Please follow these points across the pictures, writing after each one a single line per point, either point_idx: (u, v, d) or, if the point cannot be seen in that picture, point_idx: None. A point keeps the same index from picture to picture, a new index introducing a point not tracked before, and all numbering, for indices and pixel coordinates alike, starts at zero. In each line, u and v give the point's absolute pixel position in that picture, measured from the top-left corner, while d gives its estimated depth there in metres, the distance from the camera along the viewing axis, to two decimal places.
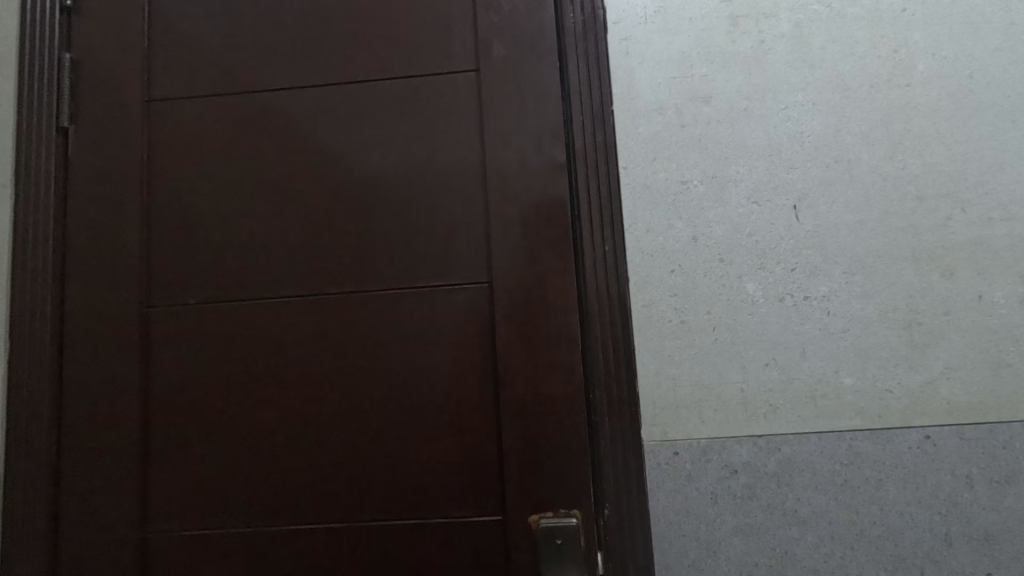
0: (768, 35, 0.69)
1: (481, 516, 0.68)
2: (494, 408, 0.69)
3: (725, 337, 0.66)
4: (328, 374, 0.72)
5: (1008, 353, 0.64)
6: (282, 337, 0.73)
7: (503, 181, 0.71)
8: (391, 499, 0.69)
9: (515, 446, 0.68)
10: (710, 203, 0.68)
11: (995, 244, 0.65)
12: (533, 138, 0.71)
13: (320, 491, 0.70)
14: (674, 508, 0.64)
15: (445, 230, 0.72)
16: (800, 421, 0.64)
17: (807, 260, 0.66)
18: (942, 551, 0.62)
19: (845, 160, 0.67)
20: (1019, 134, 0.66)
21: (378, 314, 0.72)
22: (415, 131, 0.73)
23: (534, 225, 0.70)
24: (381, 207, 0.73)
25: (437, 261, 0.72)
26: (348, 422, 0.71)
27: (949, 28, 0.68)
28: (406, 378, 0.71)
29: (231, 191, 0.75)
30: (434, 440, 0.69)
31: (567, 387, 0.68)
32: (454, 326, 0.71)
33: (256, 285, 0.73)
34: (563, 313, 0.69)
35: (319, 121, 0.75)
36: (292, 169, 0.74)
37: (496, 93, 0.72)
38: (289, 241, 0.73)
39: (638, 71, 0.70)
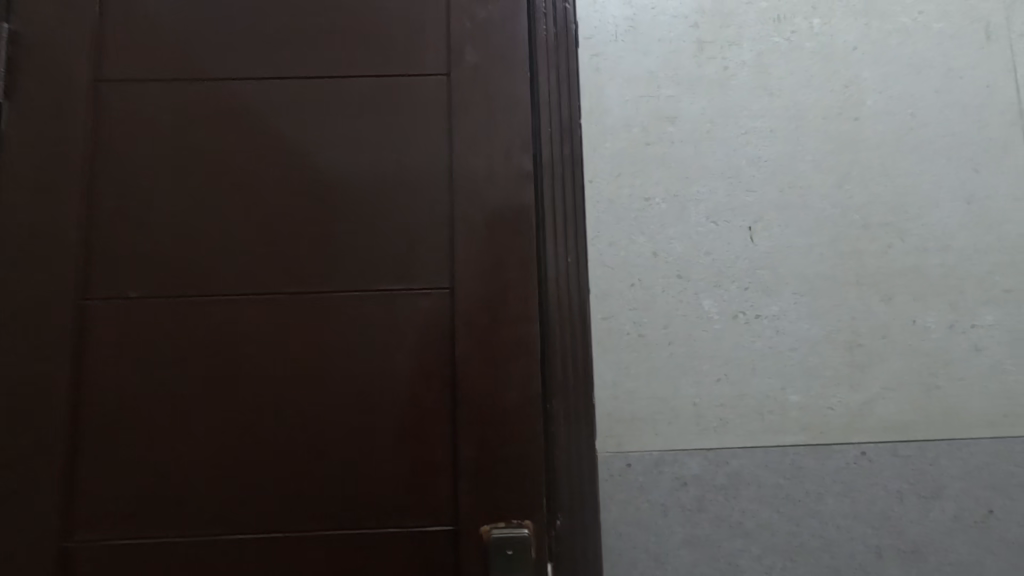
0: (731, 61, 0.72)
1: (431, 526, 0.67)
2: (450, 416, 0.68)
3: (681, 351, 0.68)
4: (278, 377, 0.69)
5: (938, 375, 0.68)
6: (230, 336, 0.69)
7: (471, 188, 0.71)
8: (340, 508, 0.67)
9: (471, 455, 0.67)
10: (671, 221, 0.70)
11: (929, 273, 0.69)
12: (501, 147, 0.71)
13: (263, 499, 0.67)
14: (625, 519, 0.65)
15: (408, 234, 0.71)
16: (749, 436, 0.66)
17: (760, 280, 0.69)
18: (873, 562, 0.65)
19: (798, 186, 0.70)
20: (953, 171, 0.71)
21: (335, 316, 0.70)
22: (383, 132, 0.72)
23: (499, 233, 0.70)
24: (343, 207, 0.71)
25: (400, 264, 0.70)
26: (298, 427, 0.68)
27: (895, 69, 0.73)
28: (361, 383, 0.69)
29: (183, 182, 0.71)
30: (388, 447, 0.68)
31: (525, 396, 0.68)
32: (414, 332, 0.69)
33: (204, 280, 0.70)
34: (525, 323, 0.69)
35: (281, 114, 0.72)
36: (250, 162, 0.71)
37: (466, 100, 0.72)
38: (243, 237, 0.71)
39: (607, 87, 0.72)
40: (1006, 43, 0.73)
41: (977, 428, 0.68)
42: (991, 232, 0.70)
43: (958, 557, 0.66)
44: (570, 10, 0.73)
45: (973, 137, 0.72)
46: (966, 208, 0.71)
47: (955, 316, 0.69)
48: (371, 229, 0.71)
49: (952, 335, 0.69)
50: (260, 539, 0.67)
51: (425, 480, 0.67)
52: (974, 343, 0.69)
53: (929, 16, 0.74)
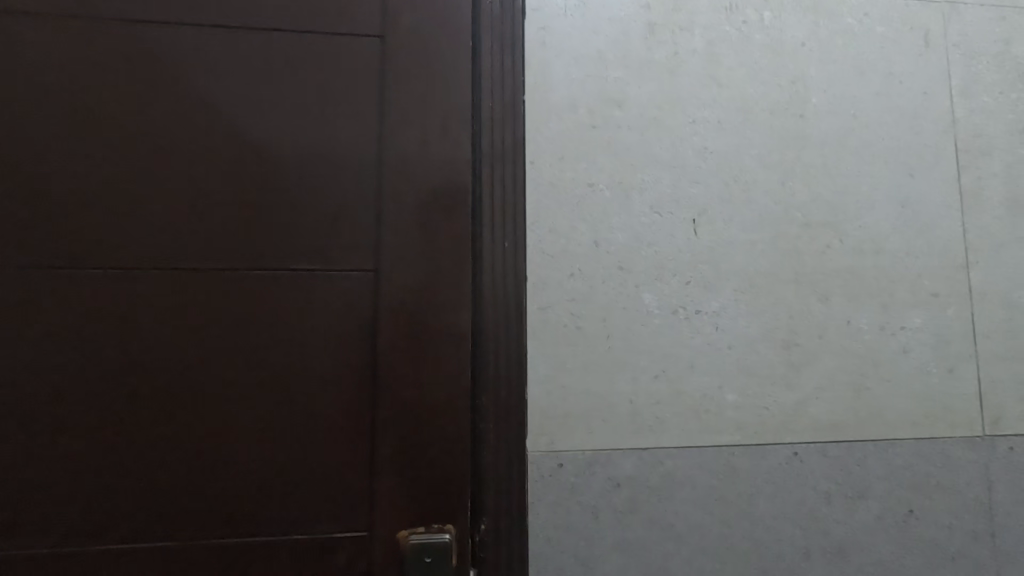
0: (682, 47, 0.70)
1: (343, 533, 0.60)
2: (368, 412, 0.62)
3: (619, 346, 0.64)
4: (170, 365, 0.60)
5: (868, 376, 0.68)
6: (114, 317, 0.60)
7: (403, 164, 0.65)
8: (239, 513, 0.60)
9: (391, 455, 0.61)
10: (615, 209, 0.66)
11: (864, 274, 0.70)
12: (438, 121, 0.66)
13: (148, 503, 0.59)
14: (555, 523, 0.61)
15: (329, 209, 0.64)
16: (684, 435, 0.64)
17: (702, 274, 0.67)
18: (801, 563, 0.65)
19: (743, 181, 0.69)
20: (889, 175, 0.72)
21: (242, 298, 0.62)
22: (306, 96, 0.64)
23: (431, 214, 0.65)
24: (257, 177, 0.63)
25: (320, 244, 0.63)
26: (193, 422, 0.60)
27: (840, 69, 0.72)
28: (269, 374, 0.61)
29: (63, 136, 0.61)
30: (297, 445, 0.61)
31: (452, 391, 0.63)
32: (333, 318, 0.63)
33: (83, 251, 0.60)
34: (457, 312, 0.64)
35: (184, 66, 0.63)
36: (147, 119, 0.62)
37: (402, 67, 0.66)
38: (136, 204, 0.61)
39: (553, 64, 0.67)
40: (941, 52, 0.75)
41: (902, 430, 0.68)
42: (922, 236, 0.71)
43: (880, 557, 0.66)
44: None
45: (909, 142, 0.73)
46: (900, 212, 0.71)
47: (886, 318, 0.69)
48: (288, 203, 0.63)
49: (882, 336, 0.69)
50: (143, 549, 0.58)
51: (338, 481, 0.61)
52: (903, 346, 0.69)
53: (873, 18, 0.74)
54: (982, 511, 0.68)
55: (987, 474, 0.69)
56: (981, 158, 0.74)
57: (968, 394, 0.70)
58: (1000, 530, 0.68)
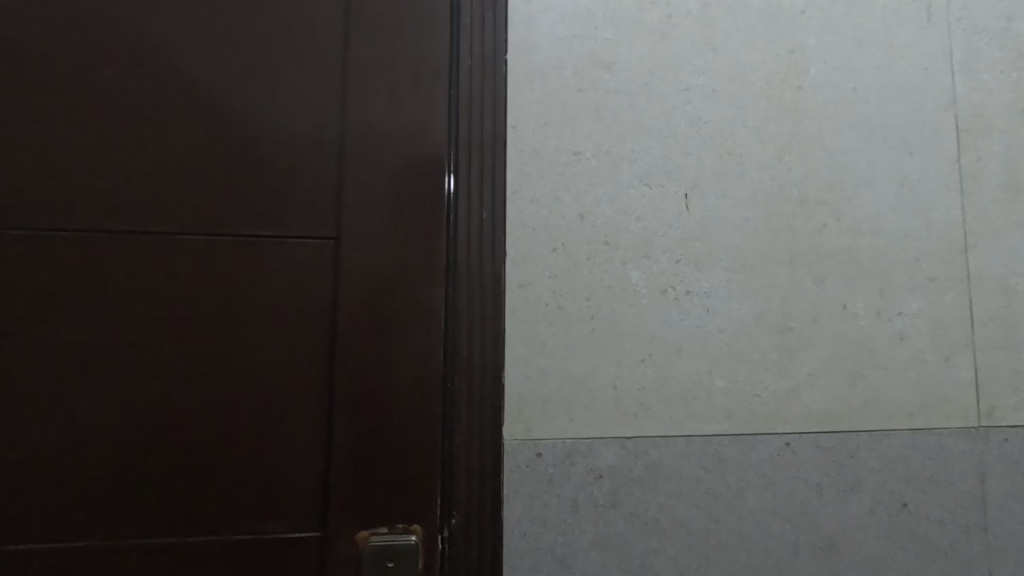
0: (675, 9, 0.65)
1: (295, 528, 0.55)
2: (325, 394, 0.56)
3: (604, 327, 0.60)
4: (99, 341, 0.53)
5: (863, 363, 0.65)
6: (36, 286, 0.53)
7: (370, 123, 0.59)
8: (179, 507, 0.54)
9: (349, 442, 0.56)
10: (601, 180, 0.61)
11: (861, 256, 0.66)
12: (407, 74, 0.60)
13: (73, 497, 0.52)
14: (531, 517, 0.57)
15: (282, 169, 0.57)
16: (671, 424, 0.60)
17: (693, 252, 0.62)
18: (790, 560, 0.61)
19: (737, 154, 0.64)
20: (887, 152, 0.68)
21: (187, 267, 0.55)
22: (263, 43, 0.58)
23: (396, 176, 0.59)
24: (201, 129, 0.56)
25: (271, 206, 0.57)
26: (126, 404, 0.53)
27: (840, 39, 0.68)
28: (215, 352, 0.55)
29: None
30: (246, 431, 0.55)
31: (418, 373, 0.57)
32: (288, 292, 0.57)
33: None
34: (426, 286, 0.58)
35: (117, 4, 0.56)
36: (78, 62, 0.55)
37: (371, 17, 0.60)
38: (64, 156, 0.54)
39: (537, 21, 0.62)
40: (943, 26, 0.71)
41: (896, 420, 0.65)
42: (919, 217, 0.68)
43: (870, 553, 0.63)
44: None
45: (909, 119, 0.69)
46: (898, 193, 0.68)
47: (882, 302, 0.66)
48: (239, 161, 0.57)
49: (878, 322, 0.66)
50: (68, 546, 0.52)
51: (293, 471, 0.55)
52: (899, 332, 0.66)
53: None
54: (976, 505, 0.66)
55: (980, 467, 0.66)
56: (980, 138, 0.71)
57: (963, 383, 0.67)
58: (992, 524, 0.66)
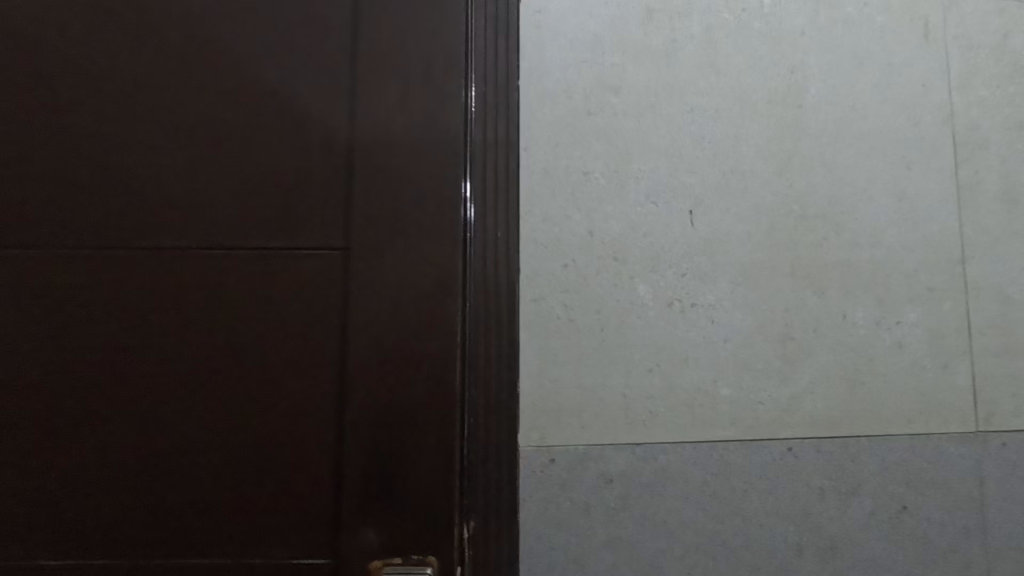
0: (679, 34, 0.68)
1: (312, 521, 0.59)
2: (338, 397, 0.60)
3: (613, 338, 0.63)
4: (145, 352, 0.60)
5: (863, 371, 0.67)
6: (99, 305, 0.60)
7: (384, 149, 0.63)
8: (214, 504, 0.59)
9: (361, 443, 0.60)
10: (609, 198, 0.64)
11: (860, 267, 0.69)
12: (410, 95, 0.63)
13: (130, 494, 0.59)
14: (545, 520, 0.60)
15: (294, 187, 0.62)
16: (678, 431, 0.63)
17: (698, 266, 0.65)
18: (794, 560, 0.64)
19: (740, 171, 0.67)
20: (886, 167, 0.71)
21: (222, 286, 0.61)
22: (287, 80, 0.63)
23: (398, 191, 0.62)
24: (222, 156, 0.62)
25: (286, 222, 0.62)
26: (174, 411, 0.60)
27: (839, 59, 0.71)
28: (243, 361, 0.60)
29: (55, 125, 0.62)
30: (267, 432, 0.60)
31: (424, 378, 0.61)
32: (311, 308, 0.61)
33: (61, 238, 0.61)
34: (439, 301, 0.62)
35: (152, 49, 0.63)
36: (132, 105, 0.63)
37: (376, 42, 0.64)
38: (113, 187, 0.62)
39: (548, 47, 0.65)
40: (941, 43, 0.74)
41: (896, 425, 0.68)
42: (917, 229, 0.70)
43: (871, 554, 0.66)
44: None
45: (908, 134, 0.72)
46: (896, 206, 0.70)
47: (882, 312, 0.69)
48: (265, 188, 0.62)
49: (878, 331, 0.68)
50: (125, 538, 0.59)
51: (321, 475, 0.60)
52: (897, 340, 0.69)
53: (874, 8, 0.73)
54: (974, 507, 0.68)
55: (978, 470, 0.69)
56: (977, 152, 0.73)
57: (962, 389, 0.69)
58: (992, 526, 0.68)
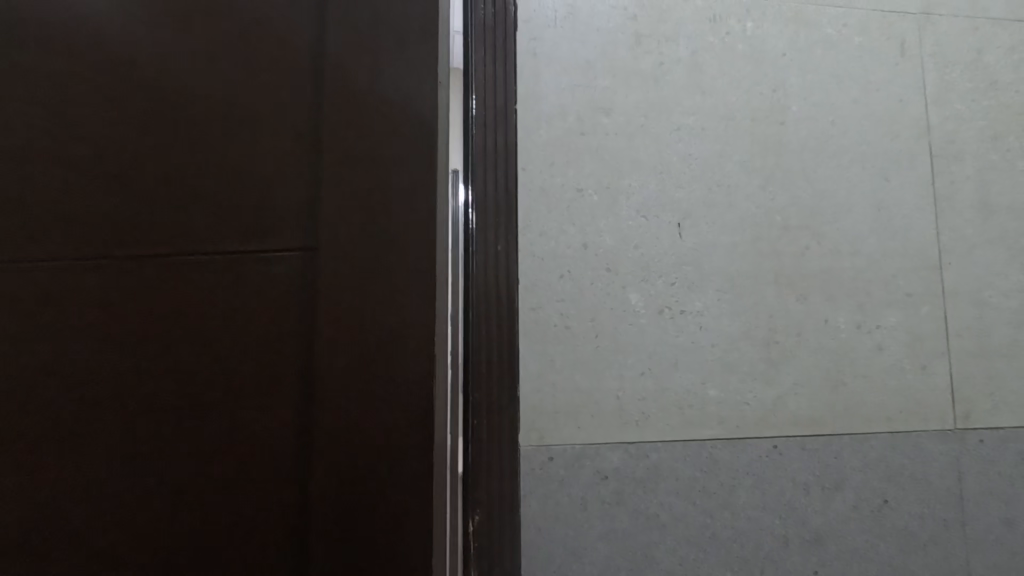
0: (667, 57, 0.72)
1: (286, 544, 0.55)
2: (312, 411, 0.56)
3: (606, 344, 0.67)
4: (112, 367, 0.57)
5: (845, 373, 0.71)
6: (71, 315, 0.57)
7: (362, 150, 0.59)
8: (183, 530, 0.55)
9: (337, 460, 0.55)
10: (602, 213, 0.69)
11: (841, 274, 0.73)
12: (385, 87, 0.60)
13: (98, 519, 0.55)
14: (545, 514, 0.64)
15: (263, 187, 0.59)
16: (668, 430, 0.67)
17: (686, 275, 0.69)
18: (780, 551, 0.68)
19: (725, 186, 0.71)
20: (865, 179, 0.75)
21: (190, 298, 0.58)
22: (264, 80, 0.61)
23: (373, 187, 0.59)
24: (187, 156, 0.59)
25: (255, 224, 0.59)
26: (147, 427, 0.56)
27: (819, 78, 0.75)
28: (212, 373, 0.57)
29: (25, 129, 0.60)
30: (239, 449, 0.56)
31: (405, 389, 0.57)
32: (285, 319, 0.58)
33: (28, 248, 0.59)
34: (425, 310, 0.58)
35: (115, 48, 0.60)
36: (99, 108, 0.60)
37: (348, 32, 0.60)
38: (77, 194, 0.59)
39: (543, 73, 0.70)
40: (916, 61, 0.78)
41: (876, 423, 0.71)
42: (896, 238, 0.74)
43: (854, 545, 0.69)
44: None
45: (885, 148, 0.76)
46: (875, 217, 0.74)
47: (862, 317, 0.72)
48: (236, 193, 0.59)
49: (859, 334, 0.72)
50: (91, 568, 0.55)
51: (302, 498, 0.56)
52: (877, 343, 0.72)
53: (852, 29, 0.77)
54: (953, 501, 0.72)
55: (957, 466, 0.72)
56: (953, 163, 0.77)
57: (941, 389, 0.73)
58: (970, 519, 0.72)
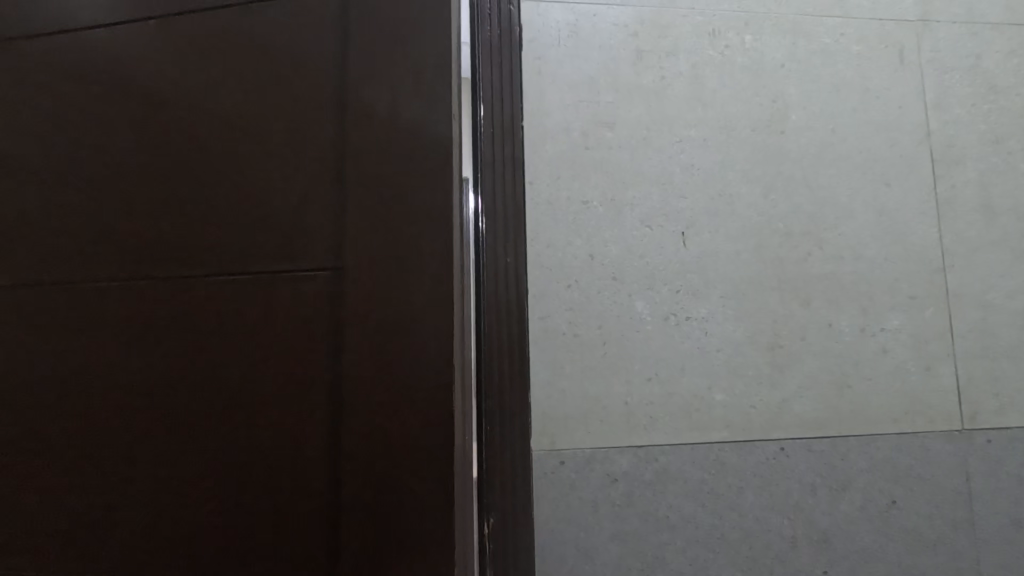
0: (668, 71, 0.75)
1: (319, 535, 0.60)
2: (340, 413, 0.61)
3: (614, 351, 0.69)
4: (166, 376, 0.63)
5: (850, 375, 0.73)
6: (130, 329, 0.64)
7: (379, 170, 0.64)
8: (229, 521, 0.61)
9: (364, 457, 0.60)
10: (607, 224, 0.71)
11: (843, 278, 0.74)
12: (400, 111, 0.64)
13: (157, 510, 0.62)
14: (556, 516, 0.66)
15: (291, 208, 0.64)
16: (676, 434, 0.69)
17: (691, 283, 0.71)
18: (789, 551, 0.69)
19: (727, 195, 0.73)
20: (866, 184, 0.76)
21: (231, 311, 0.63)
22: (288, 111, 0.65)
23: (390, 205, 0.63)
24: (224, 182, 0.65)
25: (285, 243, 0.64)
26: (197, 428, 0.62)
27: (818, 87, 0.77)
28: (251, 379, 0.62)
29: (86, 163, 0.67)
30: (276, 449, 0.61)
31: (426, 393, 0.61)
32: (313, 329, 0.63)
33: (91, 269, 0.66)
34: (442, 321, 0.62)
35: (160, 87, 0.67)
36: (148, 143, 0.66)
37: (364, 61, 0.65)
38: (130, 220, 0.65)
39: (548, 90, 0.72)
40: (915, 67, 0.79)
41: (882, 424, 0.73)
42: (898, 242, 0.76)
43: (863, 545, 0.71)
44: (515, 12, 0.73)
45: (886, 153, 0.77)
46: (877, 222, 0.76)
47: (866, 320, 0.74)
48: (266, 214, 0.64)
49: (862, 337, 0.74)
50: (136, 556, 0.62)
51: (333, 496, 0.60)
52: (881, 346, 0.74)
53: (850, 38, 0.79)
54: (961, 501, 0.72)
55: (965, 467, 0.73)
56: (954, 167, 0.78)
57: (946, 390, 0.74)
58: (979, 518, 0.72)
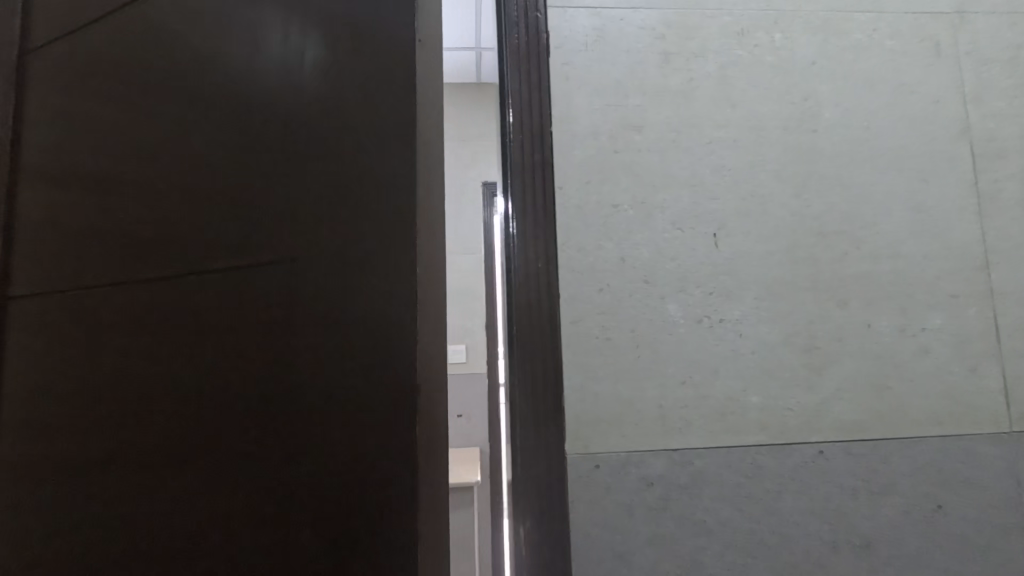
0: (696, 73, 0.74)
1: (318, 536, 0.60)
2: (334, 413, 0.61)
3: (646, 354, 0.69)
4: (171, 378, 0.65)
5: (890, 377, 0.71)
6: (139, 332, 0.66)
7: (365, 167, 0.64)
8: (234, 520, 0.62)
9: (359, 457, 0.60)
10: (638, 227, 0.71)
11: (881, 278, 0.73)
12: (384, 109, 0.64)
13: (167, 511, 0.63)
14: (592, 519, 0.66)
15: (281, 208, 0.64)
16: (711, 437, 0.68)
17: (723, 285, 0.71)
18: (830, 556, 0.68)
19: (759, 195, 0.73)
20: (903, 181, 0.75)
21: (227, 312, 0.64)
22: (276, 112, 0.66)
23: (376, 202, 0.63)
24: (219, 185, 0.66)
25: (276, 241, 0.64)
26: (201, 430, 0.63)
27: (850, 83, 0.76)
28: (246, 380, 0.63)
29: (100, 175, 0.70)
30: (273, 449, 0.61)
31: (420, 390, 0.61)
32: (302, 327, 0.62)
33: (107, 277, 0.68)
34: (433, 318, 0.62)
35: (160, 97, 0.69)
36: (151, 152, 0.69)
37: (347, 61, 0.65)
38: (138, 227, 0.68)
39: (576, 95, 0.73)
40: (952, 60, 0.77)
41: (925, 427, 0.71)
42: (938, 239, 0.74)
43: (907, 551, 0.69)
44: (541, 19, 0.74)
45: (923, 149, 0.75)
46: (916, 219, 0.74)
47: (906, 320, 0.72)
48: (258, 215, 0.65)
49: (902, 338, 0.72)
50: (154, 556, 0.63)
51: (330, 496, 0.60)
52: (923, 346, 0.72)
53: (882, 33, 0.77)
54: (1011, 506, 0.70)
55: (1014, 471, 0.71)
56: (995, 161, 0.76)
57: (992, 390, 0.72)
58: None
